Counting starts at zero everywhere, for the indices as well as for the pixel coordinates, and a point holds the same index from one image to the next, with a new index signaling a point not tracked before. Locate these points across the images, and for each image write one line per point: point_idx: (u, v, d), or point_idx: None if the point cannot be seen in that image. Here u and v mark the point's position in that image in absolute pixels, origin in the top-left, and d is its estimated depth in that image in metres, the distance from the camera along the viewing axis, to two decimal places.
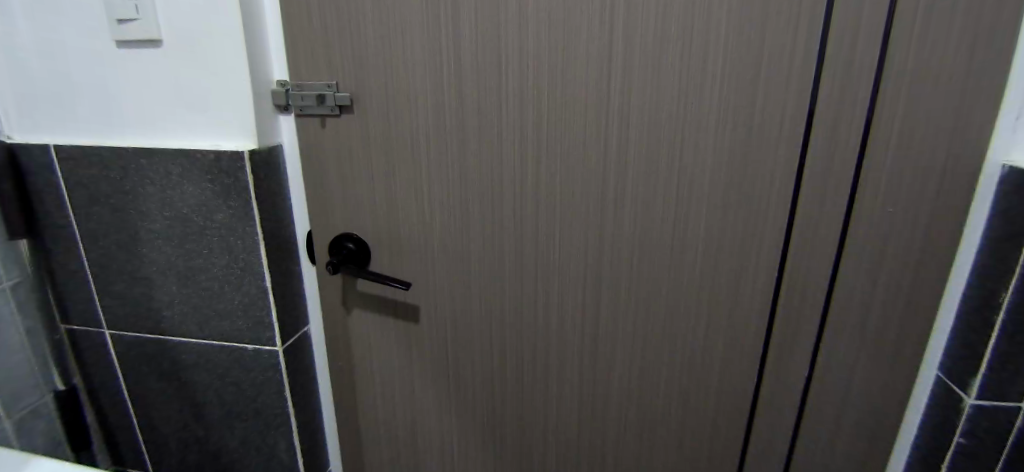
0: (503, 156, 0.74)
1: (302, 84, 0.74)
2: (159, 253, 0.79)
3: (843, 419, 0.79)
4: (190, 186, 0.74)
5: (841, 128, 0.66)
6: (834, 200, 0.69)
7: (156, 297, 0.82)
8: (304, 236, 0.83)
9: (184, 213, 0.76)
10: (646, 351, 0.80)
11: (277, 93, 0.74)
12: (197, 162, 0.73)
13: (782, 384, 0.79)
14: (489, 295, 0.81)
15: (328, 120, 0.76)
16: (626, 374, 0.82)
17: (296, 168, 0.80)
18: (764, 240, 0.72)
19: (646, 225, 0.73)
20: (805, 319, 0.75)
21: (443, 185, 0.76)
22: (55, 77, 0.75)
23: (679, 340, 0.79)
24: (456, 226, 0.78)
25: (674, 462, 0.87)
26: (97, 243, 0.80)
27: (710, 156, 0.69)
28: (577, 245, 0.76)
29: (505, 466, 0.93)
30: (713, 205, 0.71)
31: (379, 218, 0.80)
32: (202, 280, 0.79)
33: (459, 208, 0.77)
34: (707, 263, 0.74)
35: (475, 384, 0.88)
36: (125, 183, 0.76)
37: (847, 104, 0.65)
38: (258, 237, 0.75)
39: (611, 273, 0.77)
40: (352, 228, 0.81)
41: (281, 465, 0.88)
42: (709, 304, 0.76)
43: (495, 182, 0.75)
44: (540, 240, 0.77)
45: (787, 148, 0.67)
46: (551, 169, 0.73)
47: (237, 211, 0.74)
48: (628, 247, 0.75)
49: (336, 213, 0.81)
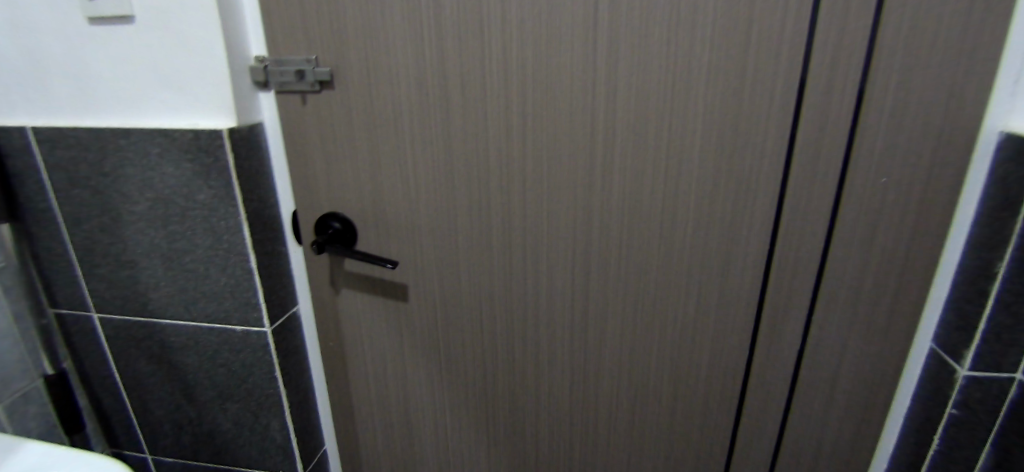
0: (488, 131, 0.72)
1: (280, 60, 0.72)
2: (142, 235, 0.78)
3: (836, 391, 0.79)
4: (169, 166, 0.73)
5: (833, 97, 0.64)
6: (827, 169, 0.67)
7: (142, 280, 0.81)
8: (289, 216, 0.82)
9: (165, 195, 0.74)
10: (637, 326, 0.80)
11: (255, 69, 0.73)
12: (176, 141, 0.71)
13: (775, 358, 0.78)
14: (478, 272, 0.81)
15: (309, 96, 0.74)
16: (618, 350, 0.82)
17: (278, 146, 0.78)
18: (755, 212, 0.70)
19: (636, 199, 0.72)
20: (797, 291, 0.74)
21: (429, 162, 0.75)
22: (30, 55, 0.73)
23: (670, 314, 0.78)
24: (443, 203, 0.77)
25: (667, 436, 0.87)
26: (79, 227, 0.79)
27: (698, 127, 0.67)
28: (565, 221, 0.75)
29: (498, 444, 0.93)
30: (704, 176, 0.70)
31: (364, 196, 0.79)
32: (187, 262, 0.78)
33: (445, 184, 0.76)
34: (697, 237, 0.73)
35: (467, 362, 0.88)
36: (104, 165, 0.74)
37: (840, 70, 0.63)
38: (241, 217, 0.73)
39: (600, 248, 0.76)
40: (337, 207, 0.80)
41: (275, 445, 0.89)
42: (699, 278, 0.75)
43: (480, 158, 0.74)
44: (529, 216, 0.76)
45: (779, 116, 0.65)
46: (538, 143, 0.72)
47: (218, 191, 0.72)
48: (617, 221, 0.74)
49: (320, 192, 0.80)
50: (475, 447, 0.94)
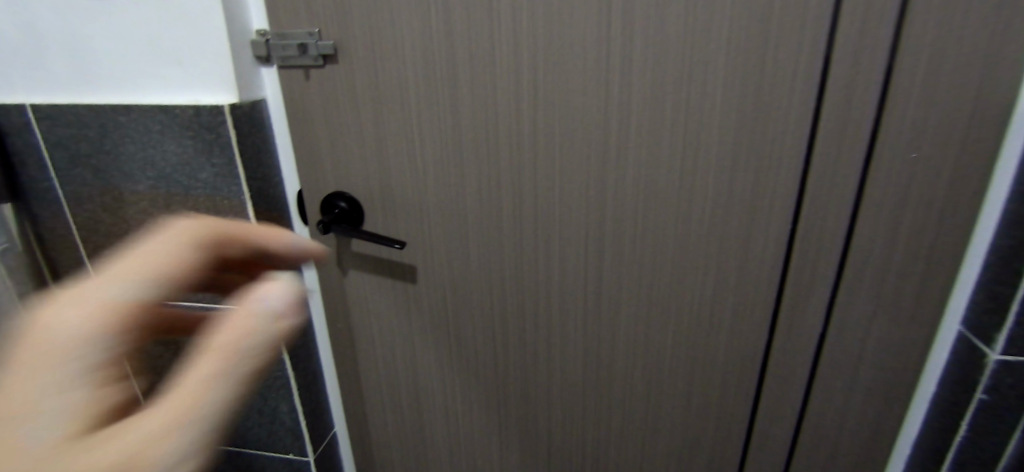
0: (497, 107, 0.70)
1: (282, 33, 0.70)
2: (145, 215, 0.76)
3: (859, 376, 0.76)
4: (171, 143, 0.71)
5: (862, 64, 0.60)
6: (853, 142, 0.63)
7: None
8: (295, 195, 0.81)
9: (167, 173, 0.72)
10: (652, 308, 0.78)
11: (256, 43, 0.70)
12: (177, 118, 0.69)
13: (795, 341, 0.75)
14: (487, 254, 0.79)
15: (312, 71, 0.72)
16: (632, 332, 0.80)
17: (282, 123, 0.76)
18: (777, 188, 0.67)
19: (652, 176, 0.69)
20: (820, 272, 0.71)
21: (436, 140, 0.73)
22: (26, 30, 0.71)
23: (687, 296, 0.76)
24: (452, 182, 0.75)
25: (681, 421, 0.85)
26: (82, 207, 0.78)
27: (718, 98, 0.64)
28: (577, 200, 0.73)
29: (509, 428, 0.92)
30: (724, 150, 0.66)
31: (370, 175, 0.77)
32: None
33: (453, 162, 0.74)
34: (716, 216, 0.70)
35: (477, 345, 0.86)
36: (106, 142, 0.72)
37: (870, 35, 0.59)
38: (245, 196, 0.71)
39: (614, 228, 0.73)
40: (343, 186, 0.78)
41: (284, 428, 0.88)
42: (717, 258, 0.73)
43: (489, 135, 0.71)
44: (540, 195, 0.73)
45: (803, 85, 0.62)
46: (549, 118, 0.69)
47: (221, 169, 0.70)
48: (631, 199, 0.71)
49: (325, 171, 0.78)
50: (486, 431, 0.93)
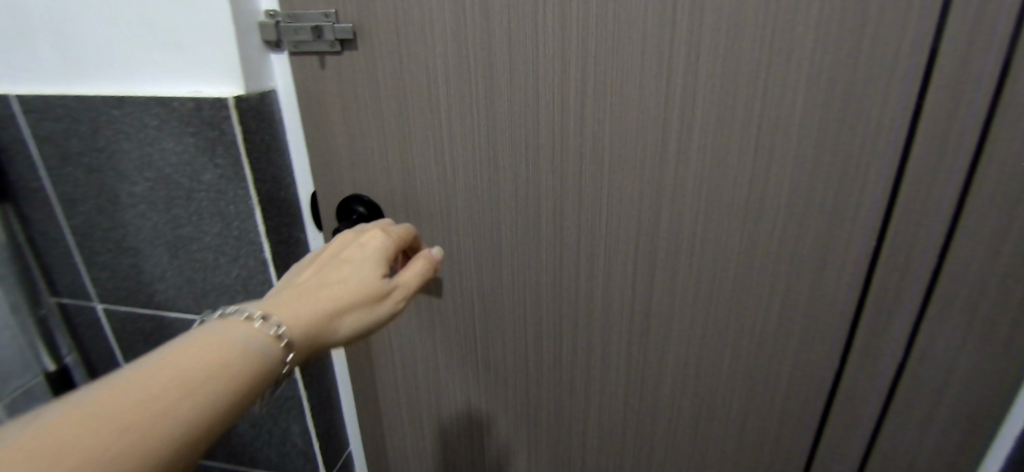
0: (541, 98, 0.61)
1: (294, 14, 0.61)
2: (143, 220, 0.68)
3: (940, 422, 0.65)
4: (169, 140, 0.62)
5: (976, 53, 0.48)
6: (958, 149, 0.52)
7: (146, 270, 0.71)
8: (308, 199, 0.72)
9: (166, 174, 0.64)
10: (707, 332, 0.68)
11: (265, 26, 0.62)
12: (176, 111, 0.61)
13: (866, 378, 0.65)
14: (522, 266, 0.70)
15: (328, 59, 0.63)
16: (683, 357, 0.71)
17: (294, 117, 0.68)
18: (860, 202, 0.57)
19: (715, 185, 0.60)
20: (903, 300, 0.60)
21: (467, 138, 0.64)
22: (11, 12, 0.63)
23: (747, 320, 0.66)
24: (484, 186, 0.66)
25: (733, 455, 0.76)
26: (75, 209, 0.70)
27: (799, 95, 0.53)
28: (627, 208, 0.63)
29: (540, 453, 0.84)
30: (803, 157, 0.56)
31: (392, 176, 0.68)
32: (195, 251, 0.68)
33: (486, 164, 0.65)
34: (790, 232, 0.60)
35: (507, 365, 0.78)
36: (98, 139, 0.65)
37: (992, 15, 0.47)
38: (253, 201, 0.63)
39: (668, 241, 0.64)
40: (361, 188, 0.70)
41: (295, 450, 0.81)
42: (788, 279, 0.63)
43: (528, 132, 0.62)
44: (585, 203, 0.64)
45: (904, 78, 0.50)
46: (599, 116, 0.60)
47: (226, 170, 0.62)
48: (692, 209, 0.62)
49: (341, 171, 0.69)
50: (514, 455, 0.85)
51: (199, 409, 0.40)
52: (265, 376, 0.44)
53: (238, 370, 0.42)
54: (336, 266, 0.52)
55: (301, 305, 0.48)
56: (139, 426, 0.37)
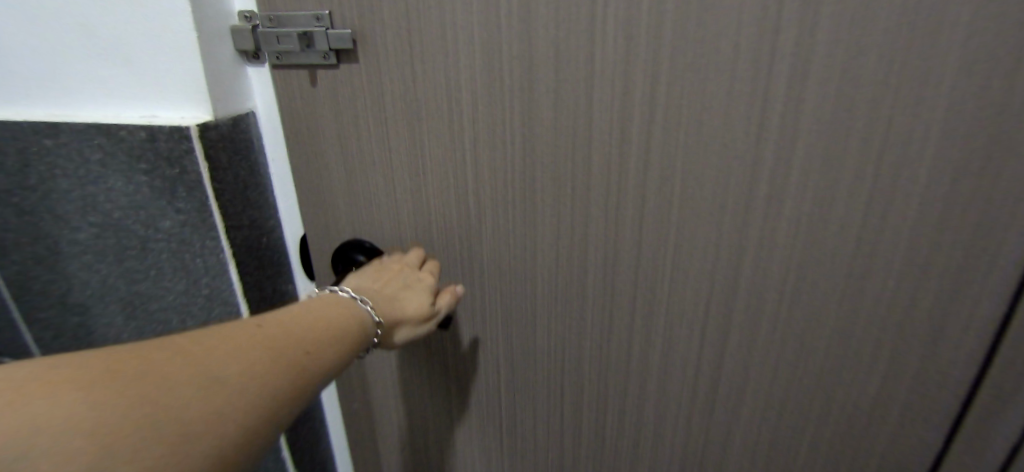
0: (589, 132, 0.46)
1: (277, 17, 0.48)
2: (88, 274, 0.55)
3: None
4: (115, 179, 0.49)
5: None
6: None
7: (95, 331, 0.59)
8: (297, 243, 0.59)
9: (114, 220, 0.51)
10: (785, 423, 0.54)
11: (240, 31, 0.49)
12: (122, 143, 0.48)
13: None
14: (560, 329, 0.57)
15: (320, 73, 0.50)
16: (752, 450, 0.56)
17: (278, 145, 0.55)
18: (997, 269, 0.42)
19: (815, 242, 0.45)
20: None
21: (497, 175, 0.50)
22: None
23: (838, 413, 0.52)
24: (517, 234, 0.53)
25: None
26: (10, 257, 0.58)
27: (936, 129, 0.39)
28: (697, 266, 0.50)
29: None
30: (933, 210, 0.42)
31: (401, 218, 0.55)
32: (154, 312, 0.55)
33: (520, 207, 0.51)
34: None
35: (536, 438, 0.65)
36: (29, 175, 0.52)
37: None
38: (226, 254, 0.51)
39: (748, 310, 0.50)
40: (362, 232, 0.57)
41: None
42: None
43: (575, 170, 0.48)
44: (643, 258, 0.51)
45: None
46: (668, 151, 0.46)
47: (191, 217, 0.50)
48: (779, 272, 0.48)
49: (338, 211, 0.56)
50: None
51: (302, 364, 0.39)
52: (361, 341, 0.44)
53: (325, 334, 0.41)
54: (391, 281, 0.50)
55: (377, 298, 0.48)
56: (251, 362, 0.36)
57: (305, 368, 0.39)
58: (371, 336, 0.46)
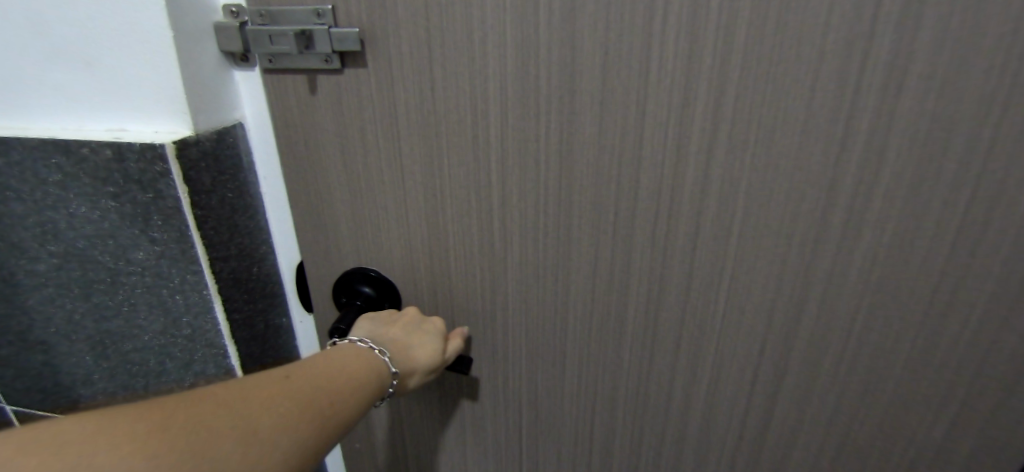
0: (636, 154, 0.40)
1: (269, 13, 0.42)
2: (53, 308, 0.51)
3: None
4: (79, 206, 0.45)
5: None
6: None
7: (62, 369, 0.55)
8: (292, 269, 0.54)
9: (79, 249, 0.47)
10: None
11: (228, 30, 0.43)
12: (86, 165, 0.43)
13: None
14: (592, 372, 0.50)
15: (321, 78, 0.43)
16: None
17: (269, 161, 0.49)
18: None
19: (898, 294, 0.38)
20: None
21: (526, 199, 0.44)
22: None
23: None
24: (546, 265, 0.46)
25: None
26: None
27: None
28: (753, 312, 0.42)
29: None
30: None
31: (411, 244, 0.49)
32: (128, 351, 0.52)
33: (551, 236, 0.45)
34: None
35: None
36: None
37: None
38: (208, 287, 0.46)
39: (810, 367, 0.42)
40: (367, 258, 0.50)
41: None
42: None
43: (617, 195, 0.41)
44: (691, 301, 0.43)
45: None
46: (727, 180, 0.38)
47: (168, 246, 0.45)
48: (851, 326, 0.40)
49: (341, 234, 0.50)
50: None
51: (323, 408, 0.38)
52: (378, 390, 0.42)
53: (343, 377, 0.40)
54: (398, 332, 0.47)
55: (390, 345, 0.45)
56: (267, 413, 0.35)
57: (333, 413, 0.38)
58: (387, 385, 0.43)
